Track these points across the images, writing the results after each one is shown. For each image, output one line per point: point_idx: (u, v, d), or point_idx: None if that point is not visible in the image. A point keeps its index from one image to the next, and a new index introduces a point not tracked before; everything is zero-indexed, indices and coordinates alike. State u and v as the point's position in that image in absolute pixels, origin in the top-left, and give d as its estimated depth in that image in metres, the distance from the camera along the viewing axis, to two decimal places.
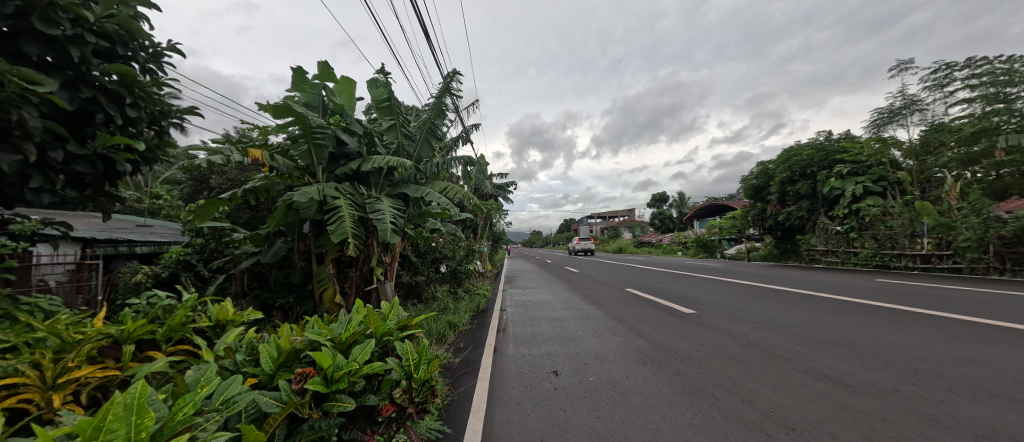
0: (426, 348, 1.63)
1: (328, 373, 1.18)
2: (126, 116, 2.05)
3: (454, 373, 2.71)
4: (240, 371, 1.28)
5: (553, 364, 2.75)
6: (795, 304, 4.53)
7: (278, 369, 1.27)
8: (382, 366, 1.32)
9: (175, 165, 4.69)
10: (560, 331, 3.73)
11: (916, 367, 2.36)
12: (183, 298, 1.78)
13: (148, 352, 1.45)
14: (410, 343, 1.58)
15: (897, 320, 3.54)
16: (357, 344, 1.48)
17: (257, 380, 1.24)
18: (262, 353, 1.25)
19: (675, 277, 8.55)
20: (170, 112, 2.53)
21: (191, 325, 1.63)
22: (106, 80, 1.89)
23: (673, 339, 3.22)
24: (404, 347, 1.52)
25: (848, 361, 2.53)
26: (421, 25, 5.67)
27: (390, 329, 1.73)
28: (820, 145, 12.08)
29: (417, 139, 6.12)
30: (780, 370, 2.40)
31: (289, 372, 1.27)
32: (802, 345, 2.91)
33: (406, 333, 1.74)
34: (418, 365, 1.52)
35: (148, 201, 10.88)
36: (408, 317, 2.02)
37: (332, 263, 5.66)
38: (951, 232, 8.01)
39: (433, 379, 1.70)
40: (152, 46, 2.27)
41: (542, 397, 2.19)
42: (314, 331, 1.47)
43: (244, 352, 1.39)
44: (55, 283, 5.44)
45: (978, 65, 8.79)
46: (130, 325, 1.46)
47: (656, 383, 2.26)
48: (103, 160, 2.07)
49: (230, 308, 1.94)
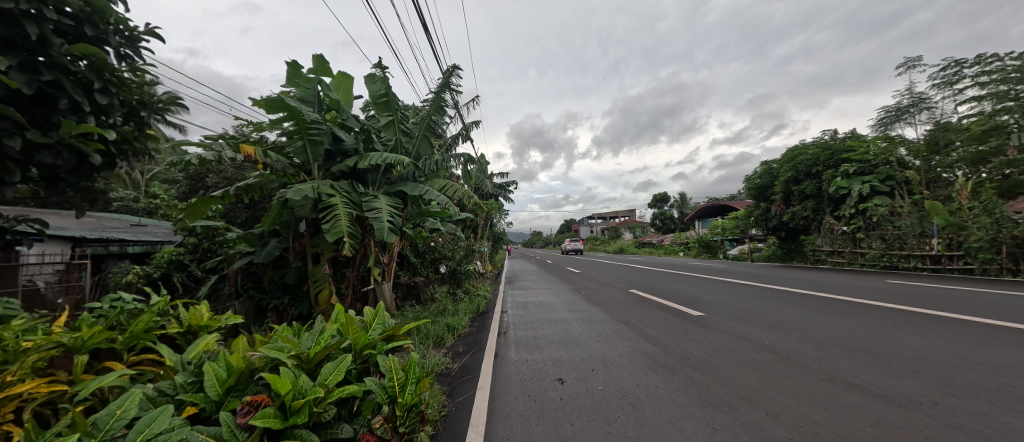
0: (415, 364, 1.48)
1: (287, 400, 1.05)
2: (95, 103, 1.90)
3: (451, 381, 2.54)
4: (179, 398, 1.11)
5: (557, 371, 2.58)
6: (806, 306, 4.37)
7: (226, 394, 1.12)
8: (356, 389, 1.18)
9: (164, 161, 4.53)
10: (564, 335, 3.56)
11: (948, 375, 2.20)
12: (151, 301, 1.62)
13: (107, 364, 1.29)
14: (393, 360, 1.44)
15: (917, 323, 3.37)
16: (328, 361, 1.34)
17: (199, 409, 1.08)
18: (207, 373, 1.11)
19: (678, 278, 8.39)
20: (149, 101, 2.37)
21: (158, 331, 1.47)
22: (72, 62, 1.73)
23: (683, 343, 3.05)
24: (387, 365, 1.38)
25: (873, 367, 2.37)
26: (420, 18, 5.53)
27: (373, 341, 1.58)
28: (825, 144, 11.91)
29: (415, 136, 5.94)
30: (802, 379, 2.23)
31: (239, 399, 1.12)
32: (821, 350, 2.75)
33: (390, 345, 1.59)
34: (404, 386, 1.37)
35: (144, 200, 10.73)
36: (396, 326, 1.86)
37: (328, 263, 5.51)
38: (962, 232, 7.83)
39: (423, 401, 1.54)
40: (128, 30, 2.11)
41: (547, 408, 2.02)
42: (274, 348, 1.32)
43: (191, 371, 1.22)
44: (42, 284, 5.28)
45: (988, 61, 8.62)
46: (85, 331, 1.29)
47: (669, 393, 2.10)
48: (72, 151, 1.91)
49: (205, 313, 1.78)
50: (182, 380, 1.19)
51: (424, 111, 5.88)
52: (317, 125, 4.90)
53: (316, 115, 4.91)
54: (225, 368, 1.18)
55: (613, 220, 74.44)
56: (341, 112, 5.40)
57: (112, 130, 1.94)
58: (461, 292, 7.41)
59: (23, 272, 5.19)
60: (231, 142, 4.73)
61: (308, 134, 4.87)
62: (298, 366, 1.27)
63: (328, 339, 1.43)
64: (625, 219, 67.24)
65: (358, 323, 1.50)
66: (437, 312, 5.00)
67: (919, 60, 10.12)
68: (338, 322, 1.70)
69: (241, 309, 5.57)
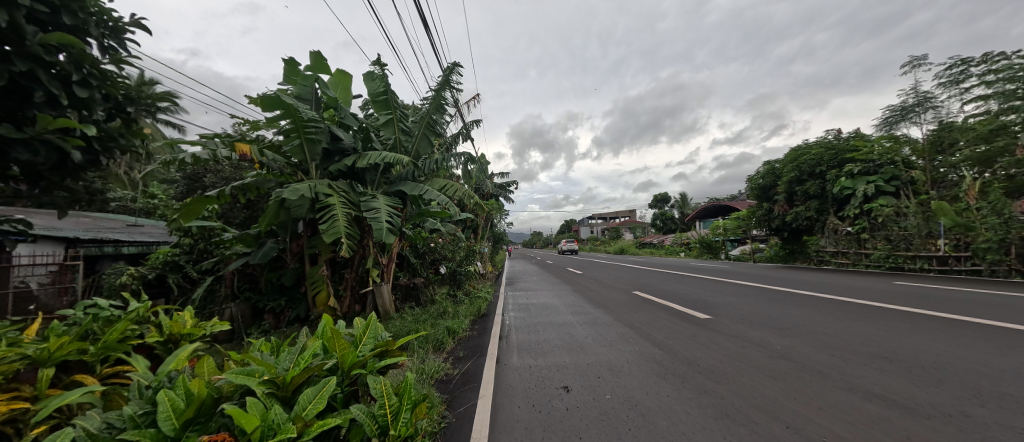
0: (410, 386, 1.37)
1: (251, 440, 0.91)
2: (75, 97, 1.79)
3: (452, 389, 2.43)
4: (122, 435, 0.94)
5: (562, 378, 2.47)
6: (815, 309, 4.27)
7: (185, 428, 0.97)
8: (339, 421, 1.06)
9: (158, 160, 4.43)
10: (568, 338, 3.46)
11: (974, 383, 2.09)
12: (130, 307, 1.51)
13: (76, 378, 1.17)
14: (384, 382, 1.32)
15: (933, 327, 3.27)
16: (309, 384, 1.21)
17: None
18: (162, 403, 0.94)
19: (681, 279, 8.28)
20: (136, 97, 2.26)
21: (134, 341, 1.36)
22: (47, 53, 1.63)
23: (692, 348, 2.95)
24: (378, 389, 1.27)
25: (893, 376, 2.26)
26: (420, 14, 5.41)
27: (362, 360, 1.46)
28: (829, 144, 11.79)
29: (415, 135, 5.81)
30: (820, 388, 2.13)
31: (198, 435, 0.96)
32: (836, 356, 2.64)
33: (382, 364, 1.48)
34: (398, 414, 1.26)
35: (142, 200, 10.63)
36: (389, 340, 1.74)
37: (326, 264, 5.41)
38: (970, 233, 7.71)
39: (418, 429, 1.43)
40: (112, 20, 2.01)
41: (554, 419, 1.90)
42: (244, 370, 1.18)
43: (146, 399, 1.06)
44: (35, 285, 5.18)
45: (995, 60, 8.51)
46: (54, 342, 1.17)
47: (682, 404, 1.99)
48: (51, 148, 1.81)
49: (188, 320, 1.67)
50: (132, 409, 1.03)
51: (424, 109, 5.78)
52: (314, 124, 4.80)
53: (313, 113, 4.81)
54: (185, 395, 1.03)
55: (613, 220, 74.33)
56: (340, 110, 5.30)
57: (94, 126, 1.81)
58: (461, 293, 7.30)
59: (15, 273, 5.09)
60: (226, 141, 4.63)
61: (306, 133, 4.77)
62: (273, 393, 1.15)
63: (309, 360, 1.31)
64: (626, 220, 67.15)
65: (346, 340, 1.38)
66: (437, 314, 4.89)
67: (924, 59, 10.03)
68: (323, 337, 1.57)
69: (237, 311, 5.47)
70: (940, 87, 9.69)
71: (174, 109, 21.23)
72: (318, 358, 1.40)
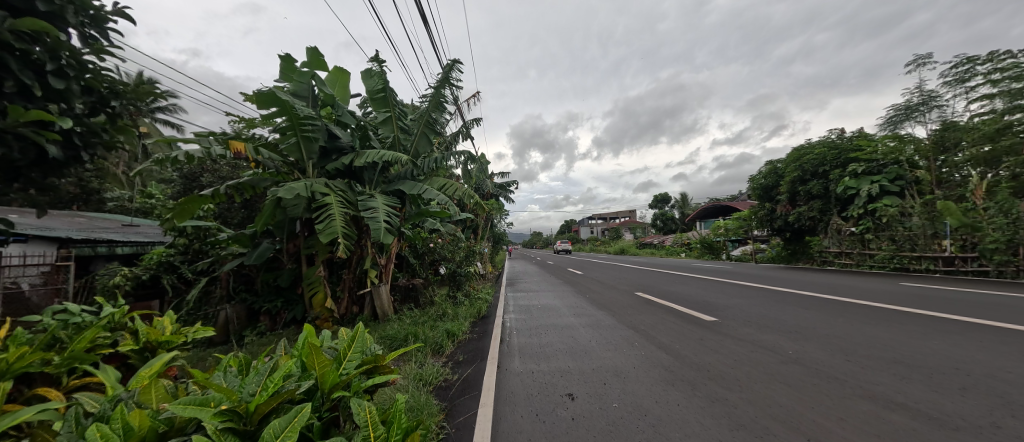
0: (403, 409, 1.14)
1: None
2: (50, 87, 1.69)
3: (451, 396, 2.32)
4: None
5: (566, 384, 2.36)
6: (824, 311, 4.16)
7: None
8: None
9: (151, 158, 4.33)
10: (571, 342, 3.35)
11: (1001, 391, 1.99)
12: (104, 312, 1.39)
13: (34, 394, 1.04)
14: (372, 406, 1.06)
15: (948, 330, 3.16)
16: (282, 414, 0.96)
17: None
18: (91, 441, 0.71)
19: (684, 280, 8.17)
20: (120, 90, 2.15)
21: (105, 351, 1.24)
22: (17, 40, 1.52)
23: (700, 353, 2.85)
24: (364, 415, 1.02)
25: (913, 382, 2.16)
26: (419, 9, 5.31)
27: (346, 380, 1.24)
28: (832, 143, 11.68)
29: (414, 133, 5.72)
30: (838, 396, 2.02)
31: None
32: (851, 361, 2.54)
33: (369, 384, 1.27)
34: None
35: (139, 200, 10.52)
36: (377, 355, 1.56)
37: (323, 264, 5.30)
38: (976, 233, 7.61)
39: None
40: (94, 9, 1.90)
41: (559, 429, 1.80)
42: (200, 398, 0.93)
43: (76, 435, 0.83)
44: (27, 286, 5.07)
45: (1001, 58, 8.42)
46: (10, 352, 1.05)
47: (694, 413, 1.88)
48: (25, 143, 1.70)
49: (167, 326, 1.55)
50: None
51: (423, 107, 5.68)
52: (311, 121, 4.70)
53: (310, 111, 4.71)
54: (118, 433, 0.77)
55: (613, 220, 74.25)
56: (337, 107, 5.18)
57: (69, 119, 1.70)
58: (461, 294, 7.19)
59: (6, 274, 4.98)
60: (221, 139, 4.55)
61: (302, 131, 4.67)
62: (231, 429, 0.88)
63: (280, 383, 1.04)
64: (626, 220, 67.11)
65: (326, 356, 1.16)
66: (436, 316, 4.78)
67: (929, 58, 9.93)
68: (302, 353, 1.33)
69: (232, 312, 5.37)
70: (945, 85, 9.59)
71: (174, 109, 21.18)
72: (295, 377, 1.17)
